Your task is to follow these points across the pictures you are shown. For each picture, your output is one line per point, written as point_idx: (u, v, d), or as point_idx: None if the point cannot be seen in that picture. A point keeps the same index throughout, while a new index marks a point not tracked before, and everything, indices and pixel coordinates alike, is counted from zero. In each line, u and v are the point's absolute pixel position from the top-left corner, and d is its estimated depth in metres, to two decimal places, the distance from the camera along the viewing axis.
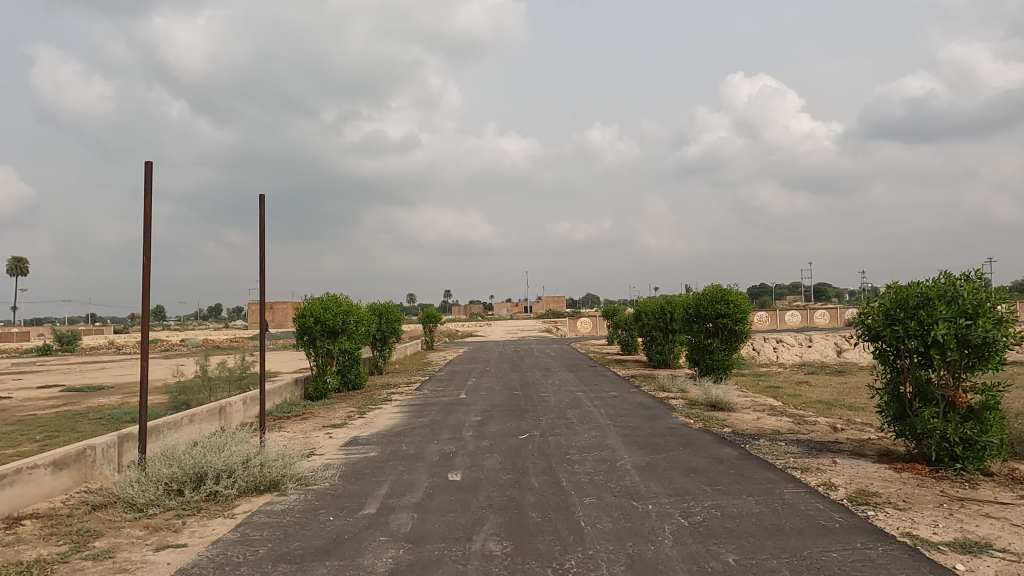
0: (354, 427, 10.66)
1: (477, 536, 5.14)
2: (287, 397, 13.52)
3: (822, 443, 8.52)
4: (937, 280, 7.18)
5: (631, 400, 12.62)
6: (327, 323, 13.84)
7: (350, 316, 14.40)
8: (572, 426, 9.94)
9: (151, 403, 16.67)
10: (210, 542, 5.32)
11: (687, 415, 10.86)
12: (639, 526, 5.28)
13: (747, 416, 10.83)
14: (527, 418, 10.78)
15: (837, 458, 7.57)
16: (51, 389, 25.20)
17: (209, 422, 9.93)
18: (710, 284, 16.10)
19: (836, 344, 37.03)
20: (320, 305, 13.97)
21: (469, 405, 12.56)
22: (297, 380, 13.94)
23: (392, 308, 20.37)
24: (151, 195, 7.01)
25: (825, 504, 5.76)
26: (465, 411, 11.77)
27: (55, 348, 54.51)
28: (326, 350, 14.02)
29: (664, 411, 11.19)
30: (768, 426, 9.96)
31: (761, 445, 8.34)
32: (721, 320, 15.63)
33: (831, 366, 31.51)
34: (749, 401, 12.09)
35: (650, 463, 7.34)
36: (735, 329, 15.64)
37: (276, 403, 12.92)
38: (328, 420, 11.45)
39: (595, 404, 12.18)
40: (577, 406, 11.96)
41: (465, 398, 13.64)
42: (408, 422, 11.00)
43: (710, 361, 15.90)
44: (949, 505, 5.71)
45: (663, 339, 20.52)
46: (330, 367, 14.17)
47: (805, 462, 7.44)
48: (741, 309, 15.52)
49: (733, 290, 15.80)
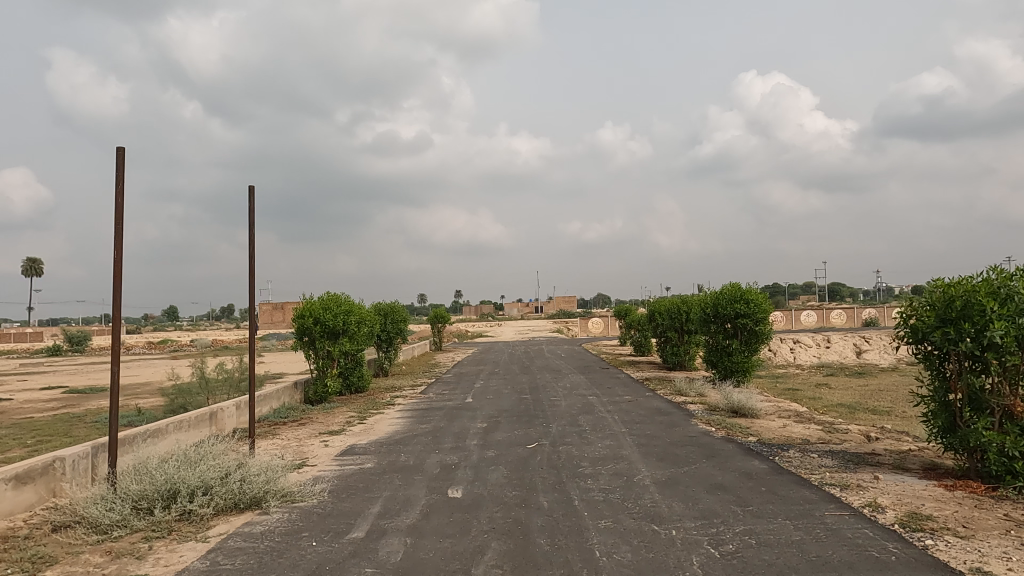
0: (351, 435, 10.03)
1: (476, 568, 4.48)
2: (285, 401, 12.92)
3: (858, 455, 7.78)
4: (992, 275, 6.43)
5: (647, 405, 11.92)
6: (326, 323, 13.20)
7: (351, 315, 13.76)
8: (584, 434, 9.25)
9: (148, 406, 16.14)
10: (174, 572, 4.70)
11: (707, 422, 10.13)
12: (662, 557, 4.59)
13: (773, 423, 10.10)
14: (536, 425, 10.11)
15: (878, 473, 6.84)
16: (55, 391, 24.81)
17: (196, 430, 9.32)
18: (728, 283, 15.35)
19: (855, 345, 36.05)
20: (320, 304, 13.34)
21: (475, 410, 11.90)
22: (295, 383, 13.36)
23: (398, 308, 19.75)
24: (122, 183, 6.41)
25: (874, 531, 5.04)
26: (471, 417, 11.13)
27: (65, 348, 54.49)
28: (327, 352, 13.38)
29: (682, 417, 10.49)
30: (797, 434, 9.22)
31: (792, 458, 7.62)
32: (741, 320, 14.87)
33: (850, 368, 30.60)
34: (774, 406, 11.34)
35: (671, 479, 6.65)
36: (755, 329, 14.87)
37: (273, 408, 12.32)
38: (325, 426, 10.85)
39: (608, 410, 11.49)
40: (590, 412, 11.27)
41: (471, 402, 12.99)
42: (410, 429, 10.35)
43: (728, 363, 15.15)
44: (1018, 533, 4.98)
45: (678, 340, 19.77)
46: (330, 369, 13.56)
47: (842, 477, 6.72)
48: (762, 309, 14.74)
49: (752, 288, 15.04)
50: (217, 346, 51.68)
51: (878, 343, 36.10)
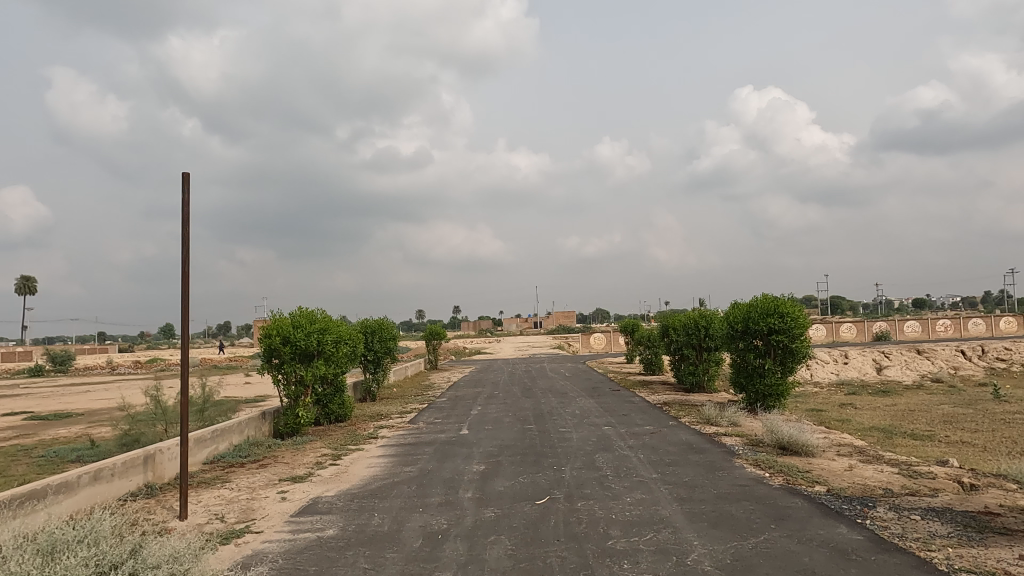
0: (318, 482, 8.17)
1: None
2: (249, 436, 11.04)
3: (972, 517, 5.88)
4: None
5: (674, 439, 10.05)
6: (297, 344, 11.30)
7: (327, 334, 11.86)
8: (607, 483, 7.39)
9: (101, 440, 14.17)
10: None
11: (756, 463, 8.24)
12: None
13: (836, 464, 8.22)
14: (545, 469, 8.24)
15: (1021, 550, 4.95)
16: (16, 417, 22.74)
17: (118, 484, 7.46)
18: (760, 294, 13.55)
19: (874, 360, 34.18)
20: (289, 321, 11.44)
21: (471, 447, 10.05)
22: (262, 414, 11.47)
23: (386, 324, 17.88)
24: None
25: None
26: (466, 457, 9.27)
27: (48, 369, 52.46)
28: (298, 378, 11.49)
29: (722, 456, 8.62)
30: (873, 481, 7.36)
31: (890, 522, 5.74)
32: (775, 336, 13.02)
33: (873, 386, 28.71)
34: (829, 441, 9.47)
35: (740, 561, 4.80)
36: (791, 347, 13.04)
37: (233, 444, 10.45)
38: (289, 469, 8.98)
39: (630, 445, 9.64)
40: (608, 449, 9.41)
41: (467, 435, 11.09)
42: (392, 474, 8.47)
43: (760, 386, 13.26)
44: None
45: (696, 358, 17.91)
46: (303, 396, 11.67)
47: (976, 556, 4.85)
48: (799, 324, 12.93)
49: (788, 300, 13.24)
50: (206, 365, 49.67)
51: (898, 358, 34.19)
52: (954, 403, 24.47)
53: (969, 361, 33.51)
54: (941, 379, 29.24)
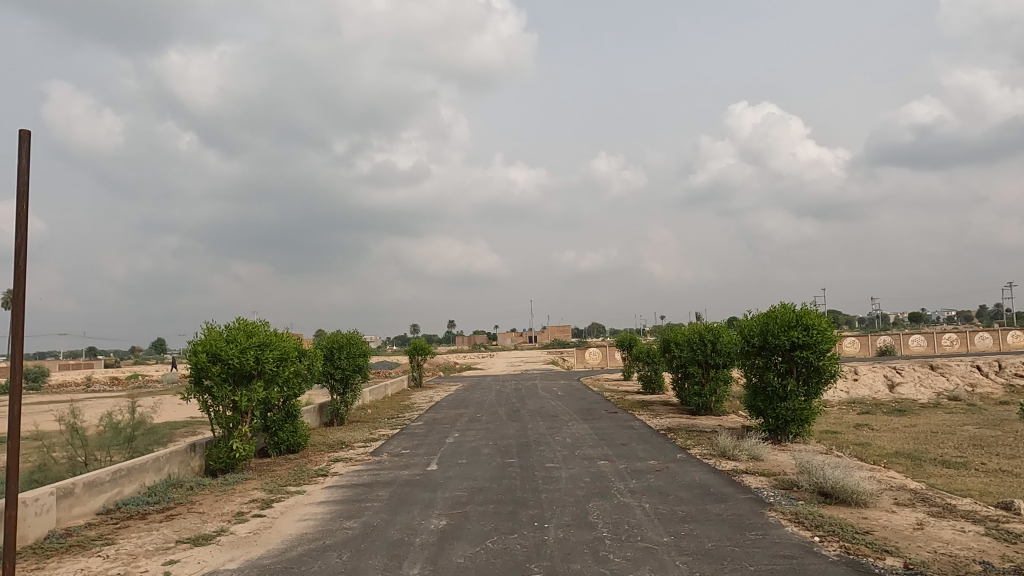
0: (224, 546, 6.25)
1: None
2: (172, 473, 9.14)
3: None
4: None
5: (685, 481, 8.15)
6: (230, 363, 9.39)
7: (270, 351, 9.96)
8: (604, 553, 5.48)
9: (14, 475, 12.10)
10: None
11: (796, 519, 6.35)
12: None
13: (901, 521, 6.34)
14: (522, 528, 6.32)
15: None
16: None
17: None
18: (780, 303, 11.72)
19: (885, 376, 32.34)
20: (221, 337, 9.51)
21: (436, 491, 8.10)
22: (190, 447, 9.59)
23: (355, 339, 15.96)
24: None
25: None
26: (425, 507, 7.34)
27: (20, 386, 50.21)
28: (233, 403, 9.61)
29: (750, 508, 6.73)
30: (963, 550, 5.45)
31: None
32: (799, 353, 11.19)
33: (888, 405, 26.84)
34: (882, 485, 7.57)
35: None
36: (817, 365, 11.21)
37: (147, 485, 8.54)
38: (199, 524, 7.06)
39: (631, 490, 7.73)
40: (604, 495, 7.49)
41: (434, 474, 9.17)
42: (325, 533, 6.53)
43: (780, 410, 11.39)
44: None
45: (702, 376, 16.01)
46: (241, 426, 9.79)
47: None
48: (826, 339, 11.10)
49: (813, 311, 11.43)
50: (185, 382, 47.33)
51: (911, 375, 32.29)
52: (978, 423, 22.54)
53: (985, 378, 31.69)
54: (958, 398, 27.31)
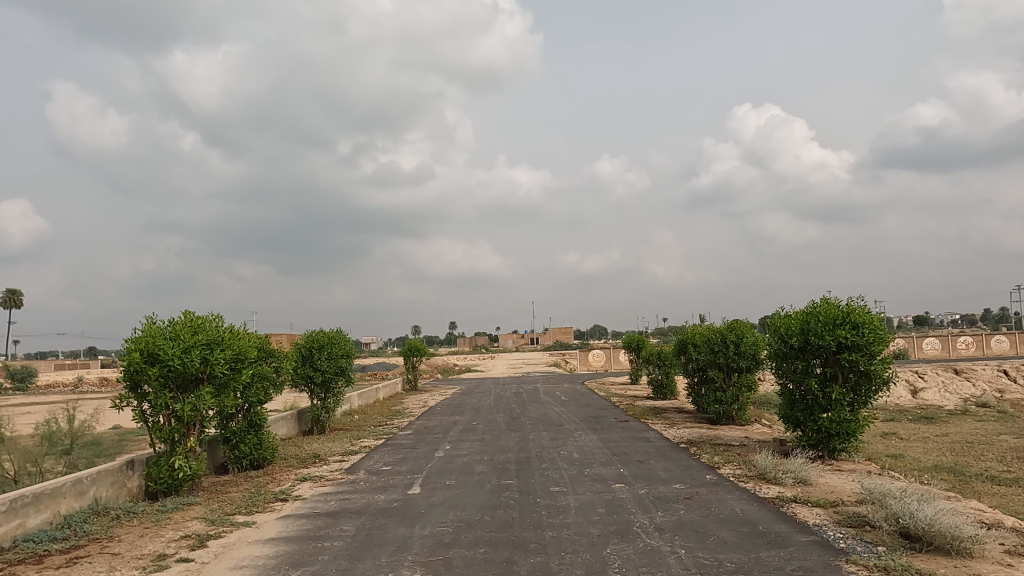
0: None
1: None
2: (101, 497, 7.56)
3: None
4: None
5: (725, 514, 6.52)
6: (170, 365, 7.80)
7: (221, 351, 8.38)
8: None
9: None
10: None
11: None
12: None
13: None
14: None
15: None
16: None
17: None
18: (823, 298, 10.10)
19: (907, 381, 30.61)
20: (160, 334, 7.92)
21: (413, 526, 6.49)
22: (126, 464, 8.02)
23: (338, 339, 14.36)
24: None
25: None
26: (397, 550, 5.72)
27: (8, 386, 48.74)
28: (175, 413, 8.02)
29: (820, 560, 5.11)
30: None
31: None
32: (845, 355, 9.58)
33: (914, 412, 25.15)
34: (980, 524, 5.94)
35: None
36: (867, 370, 9.60)
37: (64, 514, 6.97)
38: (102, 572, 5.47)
39: (659, 527, 6.11)
40: (625, 535, 5.88)
41: (415, 500, 7.56)
42: None
43: (823, 422, 9.78)
44: None
45: (723, 381, 14.39)
46: (186, 439, 8.22)
47: None
48: (879, 340, 9.50)
49: (861, 307, 9.82)
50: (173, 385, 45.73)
51: (934, 380, 30.55)
52: (1016, 433, 20.84)
53: (1013, 383, 29.98)
54: (988, 404, 25.60)
